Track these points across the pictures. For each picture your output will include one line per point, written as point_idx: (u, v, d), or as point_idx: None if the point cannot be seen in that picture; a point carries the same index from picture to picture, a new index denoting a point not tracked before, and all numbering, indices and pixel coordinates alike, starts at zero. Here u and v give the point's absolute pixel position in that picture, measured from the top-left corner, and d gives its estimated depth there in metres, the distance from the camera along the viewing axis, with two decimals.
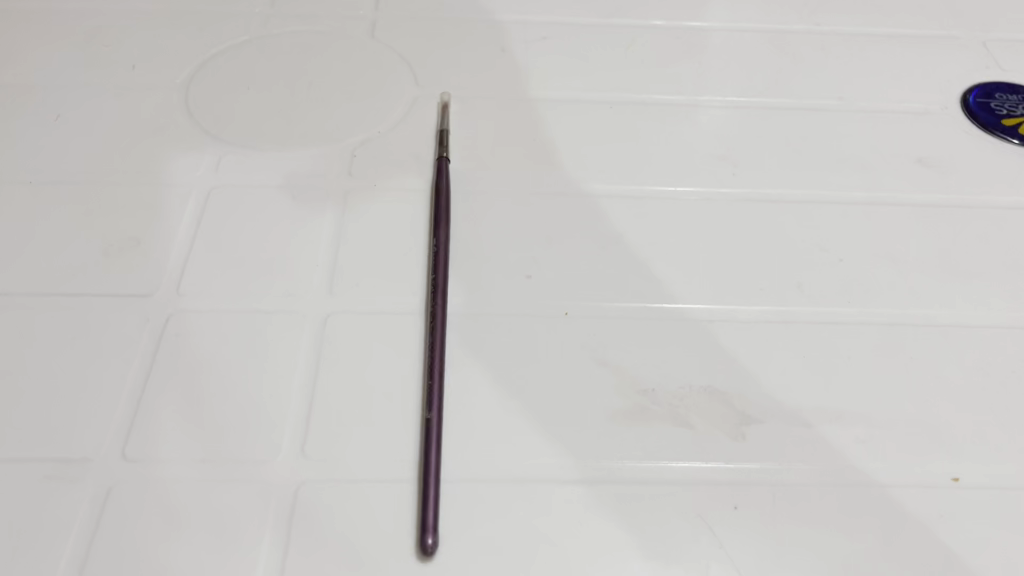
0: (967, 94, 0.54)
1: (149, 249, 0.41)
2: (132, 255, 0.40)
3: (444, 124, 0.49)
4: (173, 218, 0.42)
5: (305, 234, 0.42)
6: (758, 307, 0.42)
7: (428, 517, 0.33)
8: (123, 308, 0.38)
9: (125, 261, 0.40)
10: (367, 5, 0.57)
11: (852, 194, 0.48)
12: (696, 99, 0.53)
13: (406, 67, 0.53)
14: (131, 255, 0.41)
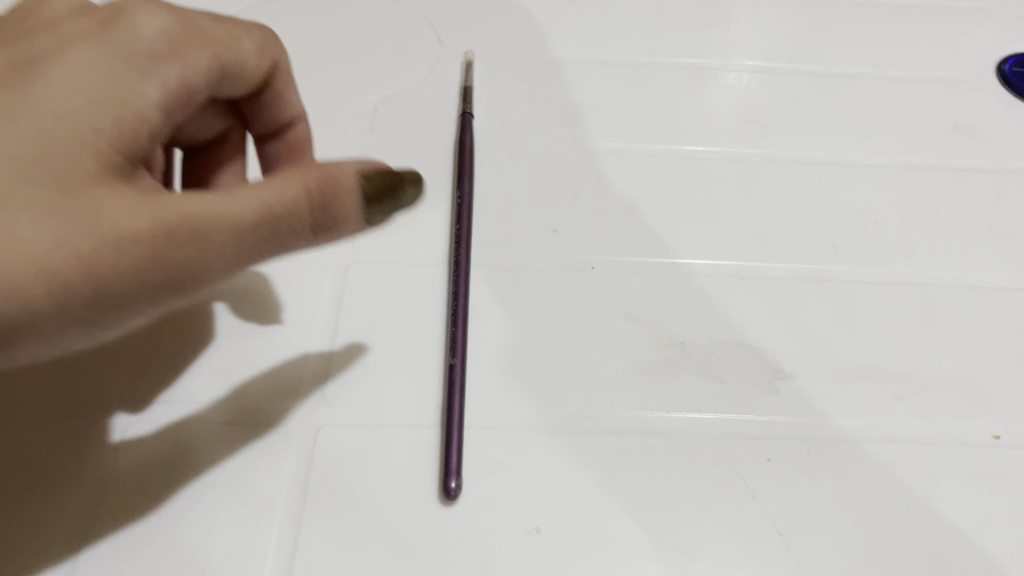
0: (1005, 64, 0.53)
1: None
2: None
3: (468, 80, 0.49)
4: None
5: None
6: (790, 265, 0.41)
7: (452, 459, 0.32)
8: None
9: None
10: None
11: (887, 158, 0.47)
12: (723, 63, 0.52)
13: (429, 28, 0.53)
14: None
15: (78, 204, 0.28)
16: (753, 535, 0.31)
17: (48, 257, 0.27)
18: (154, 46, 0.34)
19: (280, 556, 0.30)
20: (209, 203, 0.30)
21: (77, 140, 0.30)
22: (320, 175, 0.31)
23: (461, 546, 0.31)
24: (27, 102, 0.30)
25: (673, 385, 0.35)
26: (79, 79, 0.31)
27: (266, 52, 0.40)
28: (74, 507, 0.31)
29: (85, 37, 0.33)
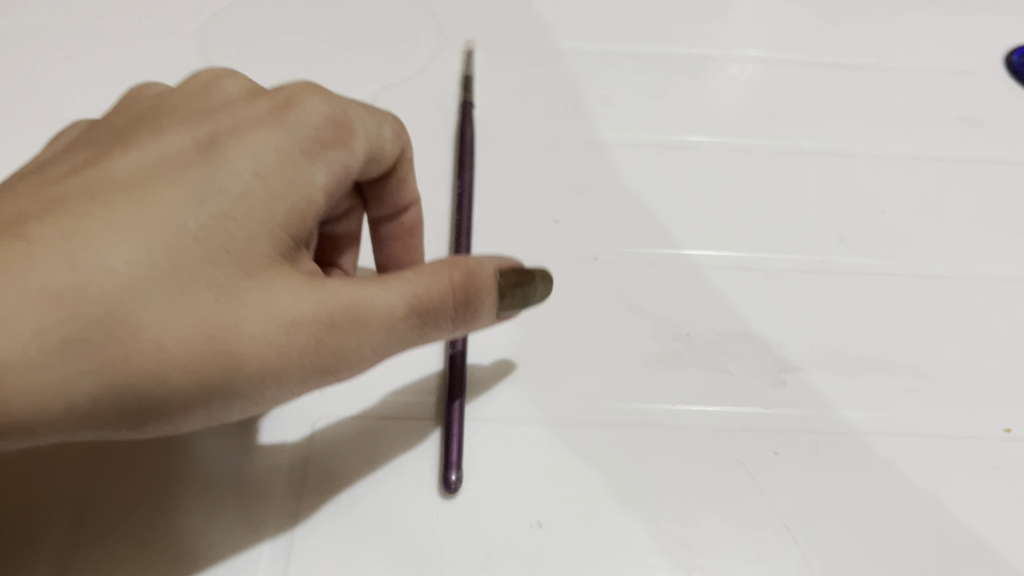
0: (1013, 54, 0.52)
1: None
2: None
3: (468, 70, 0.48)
4: None
5: None
6: (796, 256, 0.40)
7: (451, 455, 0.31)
8: None
9: None
10: None
11: (894, 149, 0.46)
12: (728, 54, 0.51)
13: (429, 17, 0.52)
14: None
15: (338, 296, 0.27)
16: (759, 529, 0.31)
17: (233, 340, 0.26)
18: (322, 133, 0.30)
19: (276, 550, 0.30)
20: (383, 284, 0.28)
21: (223, 223, 0.27)
22: (465, 272, 0.29)
23: (461, 540, 0.30)
24: (230, 190, 0.27)
25: (677, 377, 0.35)
26: (259, 158, 0.28)
27: (401, 142, 0.35)
28: (64, 497, 0.31)
29: (262, 120, 0.29)
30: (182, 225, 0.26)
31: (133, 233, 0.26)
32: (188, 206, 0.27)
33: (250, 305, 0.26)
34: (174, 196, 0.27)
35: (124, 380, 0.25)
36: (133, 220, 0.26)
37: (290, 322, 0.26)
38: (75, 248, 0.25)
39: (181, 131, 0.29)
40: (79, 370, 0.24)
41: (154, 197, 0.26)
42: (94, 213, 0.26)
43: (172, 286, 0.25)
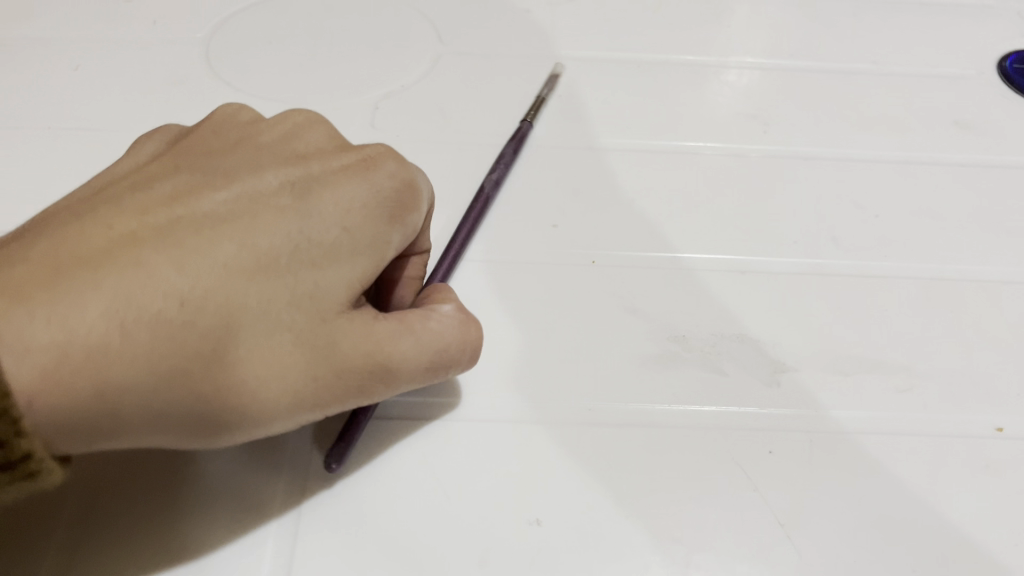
0: (1006, 61, 0.53)
1: None
2: None
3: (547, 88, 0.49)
4: None
5: None
6: (792, 259, 0.40)
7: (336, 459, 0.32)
8: None
9: None
10: None
11: (889, 153, 0.46)
12: (725, 60, 0.52)
13: (430, 26, 0.53)
14: None
15: (395, 345, 0.31)
16: (754, 526, 0.31)
17: (305, 381, 0.29)
18: (405, 194, 0.32)
19: (279, 548, 0.30)
20: (434, 337, 0.31)
21: (308, 273, 0.30)
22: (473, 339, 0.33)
23: (461, 537, 0.31)
24: (314, 241, 0.30)
25: (674, 378, 0.35)
26: (348, 213, 0.31)
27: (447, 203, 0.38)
28: (69, 495, 0.31)
29: (352, 176, 0.32)
30: (268, 273, 0.29)
31: (231, 277, 0.29)
32: (276, 251, 0.30)
33: (333, 356, 0.30)
34: (269, 245, 0.30)
35: (217, 404, 0.28)
36: (231, 263, 0.29)
37: (355, 369, 0.30)
38: (179, 282, 0.28)
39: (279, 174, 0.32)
40: (181, 395, 0.27)
41: (251, 245, 0.30)
42: (200, 252, 0.29)
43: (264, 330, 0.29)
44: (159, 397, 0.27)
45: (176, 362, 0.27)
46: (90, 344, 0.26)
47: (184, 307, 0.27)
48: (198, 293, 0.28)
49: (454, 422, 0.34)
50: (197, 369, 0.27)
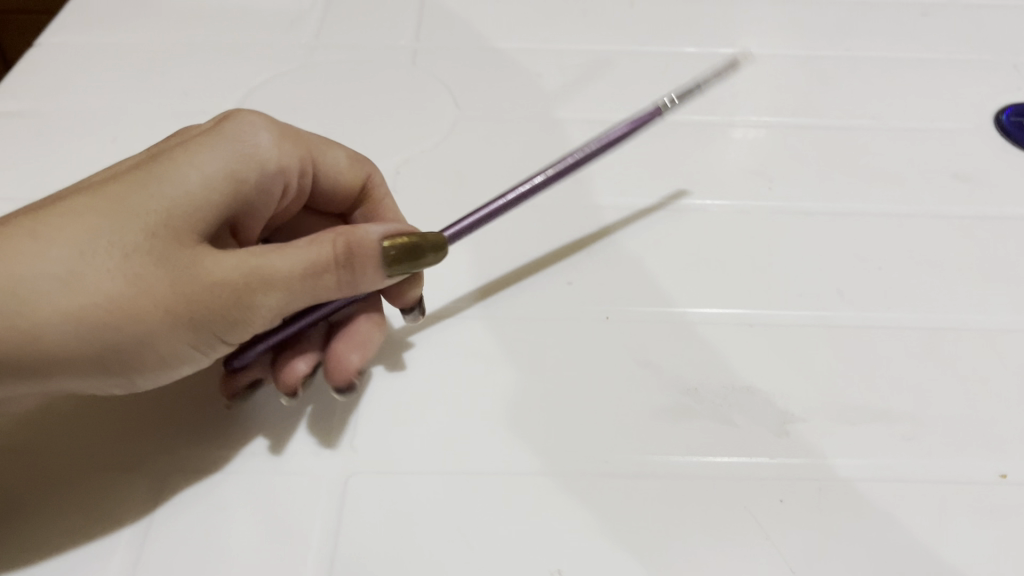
0: (1003, 114, 0.55)
1: None
2: None
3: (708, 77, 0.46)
4: None
5: None
6: (799, 312, 0.42)
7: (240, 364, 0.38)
8: None
9: None
10: (408, 36, 0.61)
11: (890, 207, 0.48)
12: (730, 119, 0.54)
13: (447, 93, 0.56)
14: None
15: (257, 253, 0.35)
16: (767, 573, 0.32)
17: (170, 295, 0.33)
18: (244, 151, 0.38)
19: None
20: (298, 245, 0.36)
21: (167, 201, 0.34)
22: (347, 240, 0.36)
23: None
24: (171, 180, 0.35)
25: (686, 429, 0.37)
26: (197, 161, 0.36)
27: (358, 164, 0.45)
28: (116, 563, 0.33)
29: (197, 140, 0.38)
30: (130, 203, 0.34)
31: (85, 211, 0.33)
32: (140, 191, 0.34)
33: (191, 259, 0.34)
34: (117, 186, 0.34)
35: (93, 321, 0.32)
36: (84, 202, 0.34)
37: (215, 278, 0.34)
38: (48, 231, 0.33)
39: (135, 159, 0.38)
40: (46, 311, 0.32)
41: (100, 188, 0.34)
42: (61, 204, 0.34)
43: (114, 244, 0.33)
44: (45, 327, 0.32)
45: (39, 281, 0.32)
46: None
47: (41, 240, 0.33)
48: (55, 231, 0.33)
49: (476, 474, 0.35)
50: (61, 283, 0.32)
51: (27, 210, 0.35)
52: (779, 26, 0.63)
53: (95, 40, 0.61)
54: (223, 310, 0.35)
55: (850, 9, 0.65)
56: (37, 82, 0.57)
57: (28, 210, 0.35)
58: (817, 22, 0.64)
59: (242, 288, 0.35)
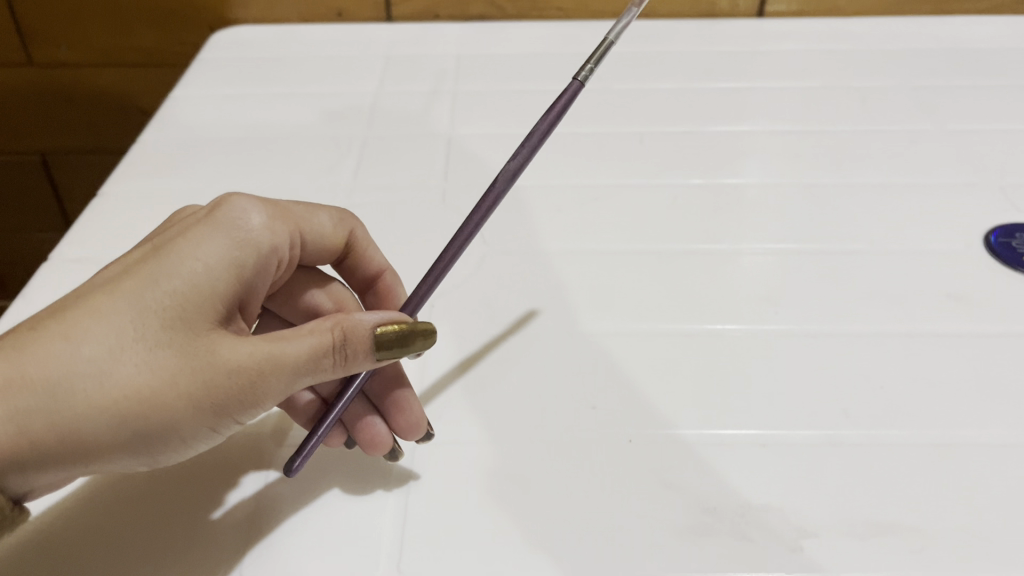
0: (991, 235, 0.59)
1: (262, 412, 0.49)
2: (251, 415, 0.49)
3: (588, 68, 0.51)
4: None
5: None
6: (808, 431, 0.45)
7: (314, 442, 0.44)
8: (236, 464, 0.46)
9: None
10: (438, 177, 0.67)
11: (890, 327, 0.52)
12: (738, 246, 0.59)
13: (475, 230, 0.61)
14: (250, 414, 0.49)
15: (266, 338, 0.40)
16: None
17: (191, 386, 0.39)
18: (241, 237, 0.43)
19: None
20: (300, 334, 0.41)
21: (178, 297, 0.40)
22: (345, 327, 0.41)
23: None
24: (178, 275, 0.40)
25: (708, 548, 0.40)
26: (200, 253, 0.41)
27: (339, 226, 0.51)
28: None
29: (197, 227, 0.43)
30: (148, 302, 0.39)
31: (108, 311, 0.39)
32: (154, 289, 0.40)
33: (205, 347, 0.39)
34: (132, 282, 0.40)
35: (126, 413, 0.38)
36: (106, 301, 0.40)
37: (230, 363, 0.39)
38: (79, 332, 0.39)
39: (147, 247, 0.43)
40: (83, 406, 0.38)
41: (117, 286, 0.40)
42: (84, 302, 0.40)
43: (136, 338, 0.39)
44: (87, 421, 0.38)
45: (76, 379, 0.38)
46: (29, 381, 0.38)
47: (73, 341, 0.38)
48: (84, 331, 0.39)
49: None
50: (94, 380, 0.38)
51: (56, 309, 0.41)
52: (780, 156, 0.69)
53: (154, 186, 0.67)
54: (237, 392, 0.40)
55: (845, 137, 0.71)
56: (103, 228, 0.63)
57: (58, 309, 0.41)
58: (815, 150, 0.69)
59: (253, 370, 0.40)
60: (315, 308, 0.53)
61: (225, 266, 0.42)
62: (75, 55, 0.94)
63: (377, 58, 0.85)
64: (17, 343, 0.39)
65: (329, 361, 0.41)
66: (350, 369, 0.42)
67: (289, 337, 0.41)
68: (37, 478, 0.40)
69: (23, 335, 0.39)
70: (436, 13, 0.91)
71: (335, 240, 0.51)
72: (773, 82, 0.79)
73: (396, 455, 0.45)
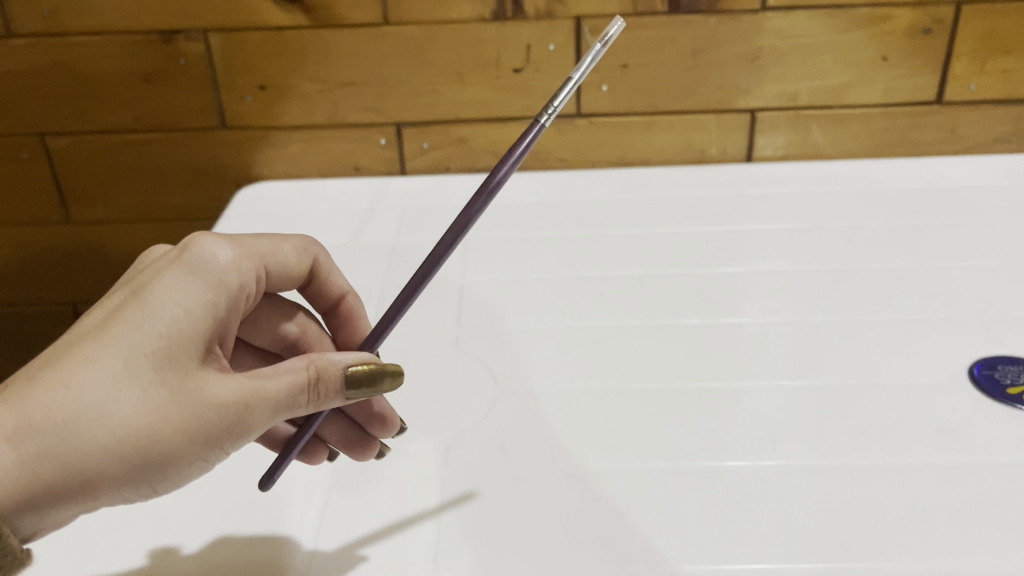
0: (974, 368, 0.63)
1: (285, 551, 0.51)
2: (274, 556, 0.51)
3: (550, 106, 0.54)
4: (301, 522, 0.53)
5: (408, 532, 0.52)
6: (809, 564, 0.48)
7: (288, 459, 0.54)
8: None
9: (263, 562, 0.50)
10: (451, 322, 0.71)
11: (883, 459, 0.55)
12: (736, 384, 0.62)
13: (487, 372, 0.65)
14: (274, 555, 0.51)
15: (248, 377, 0.47)
16: None
17: (184, 424, 0.45)
18: (213, 277, 0.48)
19: None
20: (277, 372, 0.47)
21: (164, 340, 0.45)
22: (319, 367, 0.48)
23: None
24: (160, 319, 0.46)
25: None
26: (177, 296, 0.47)
27: (303, 254, 0.58)
28: None
29: (170, 269, 0.48)
30: (137, 346, 0.45)
31: (101, 358, 0.44)
32: (140, 332, 0.45)
33: (193, 386, 0.45)
34: (122, 329, 0.45)
35: (129, 451, 0.44)
36: (99, 348, 0.45)
37: (217, 400, 0.45)
38: (78, 378, 0.44)
39: (127, 292, 0.48)
40: (88, 446, 0.43)
41: (105, 333, 0.45)
42: (78, 349, 0.45)
43: (131, 382, 0.44)
44: (93, 461, 0.44)
45: (79, 423, 0.43)
46: (38, 428, 0.43)
47: (74, 389, 0.44)
48: (82, 378, 0.44)
49: None
50: (95, 423, 0.44)
51: (52, 360, 0.46)
52: (774, 295, 0.73)
53: None
54: (221, 425, 0.46)
55: (834, 275, 0.75)
56: None
57: (53, 359, 0.46)
58: (805, 289, 0.73)
59: (237, 405, 0.46)
60: (287, 333, 0.61)
61: (200, 305, 0.47)
62: (111, 212, 1.02)
63: (392, 209, 0.91)
64: (24, 394, 0.44)
65: (306, 397, 0.47)
66: (322, 405, 0.49)
67: (269, 375, 0.47)
68: (46, 519, 0.45)
69: (28, 386, 0.44)
70: (446, 166, 0.98)
71: (302, 267, 0.58)
72: (763, 224, 0.84)
73: (384, 452, 0.57)
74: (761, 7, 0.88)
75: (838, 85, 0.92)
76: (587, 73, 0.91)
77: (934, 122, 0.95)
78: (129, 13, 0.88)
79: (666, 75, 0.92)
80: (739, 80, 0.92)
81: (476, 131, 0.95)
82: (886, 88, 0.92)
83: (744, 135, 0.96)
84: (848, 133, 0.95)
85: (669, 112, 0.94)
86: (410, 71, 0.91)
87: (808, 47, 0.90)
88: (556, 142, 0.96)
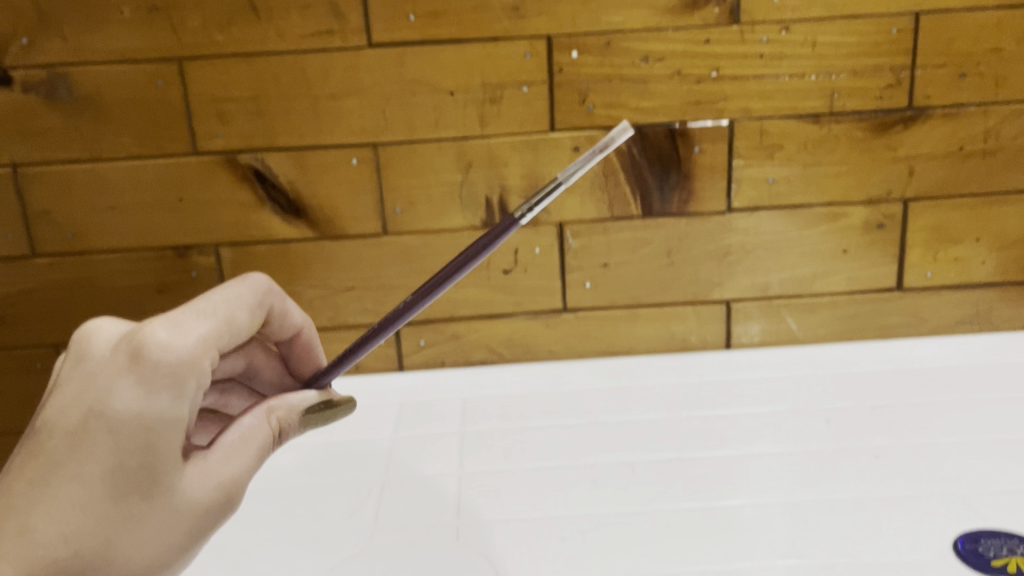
0: (960, 542, 0.65)
1: None
2: None
3: (530, 203, 0.61)
4: None
5: None
6: None
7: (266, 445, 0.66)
8: None
9: None
10: (451, 514, 0.73)
11: None
12: (732, 566, 0.64)
13: (488, 563, 0.66)
14: None
15: (224, 456, 0.52)
16: None
17: (182, 537, 0.50)
18: (179, 386, 0.48)
19: None
20: (249, 438, 0.54)
21: (148, 470, 0.47)
22: (279, 420, 0.56)
23: None
24: (139, 450, 0.47)
25: None
26: (148, 419, 0.47)
27: (262, 301, 0.59)
28: None
29: (132, 386, 0.47)
30: (125, 484, 0.47)
31: (91, 500, 0.46)
32: (123, 469, 0.47)
33: (182, 501, 0.49)
34: (105, 466, 0.46)
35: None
36: (84, 489, 0.46)
37: (206, 502, 0.50)
38: (73, 530, 0.46)
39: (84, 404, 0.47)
40: None
41: (84, 471, 0.46)
42: (60, 493, 0.46)
43: (126, 518, 0.47)
44: None
45: (87, 568, 0.47)
46: None
47: (73, 539, 0.46)
48: (79, 524, 0.46)
49: None
50: (101, 562, 0.47)
51: (33, 501, 0.46)
52: (765, 477, 0.75)
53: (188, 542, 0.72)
54: (209, 523, 0.51)
55: (820, 455, 0.78)
56: None
57: (33, 501, 0.46)
58: (793, 471, 0.76)
59: (223, 498, 0.51)
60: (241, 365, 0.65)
61: (176, 423, 0.48)
62: None
63: (391, 405, 0.95)
64: (19, 552, 0.44)
65: (271, 445, 0.56)
66: (281, 444, 0.57)
67: (244, 446, 0.53)
68: None
69: (19, 541, 0.45)
70: (442, 361, 1.03)
71: (256, 323, 0.58)
72: (748, 409, 0.88)
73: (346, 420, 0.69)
74: (726, 209, 0.96)
75: (805, 275, 0.99)
76: (571, 272, 0.99)
77: (899, 308, 1.01)
78: (146, 232, 0.96)
79: (644, 271, 0.99)
80: (712, 274, 0.99)
81: (470, 327, 1.01)
82: (849, 277, 1.00)
83: (722, 323, 1.01)
84: (820, 319, 1.01)
85: (650, 304, 1.00)
86: (408, 275, 0.98)
87: (773, 242, 0.98)
88: (546, 336, 1.01)
